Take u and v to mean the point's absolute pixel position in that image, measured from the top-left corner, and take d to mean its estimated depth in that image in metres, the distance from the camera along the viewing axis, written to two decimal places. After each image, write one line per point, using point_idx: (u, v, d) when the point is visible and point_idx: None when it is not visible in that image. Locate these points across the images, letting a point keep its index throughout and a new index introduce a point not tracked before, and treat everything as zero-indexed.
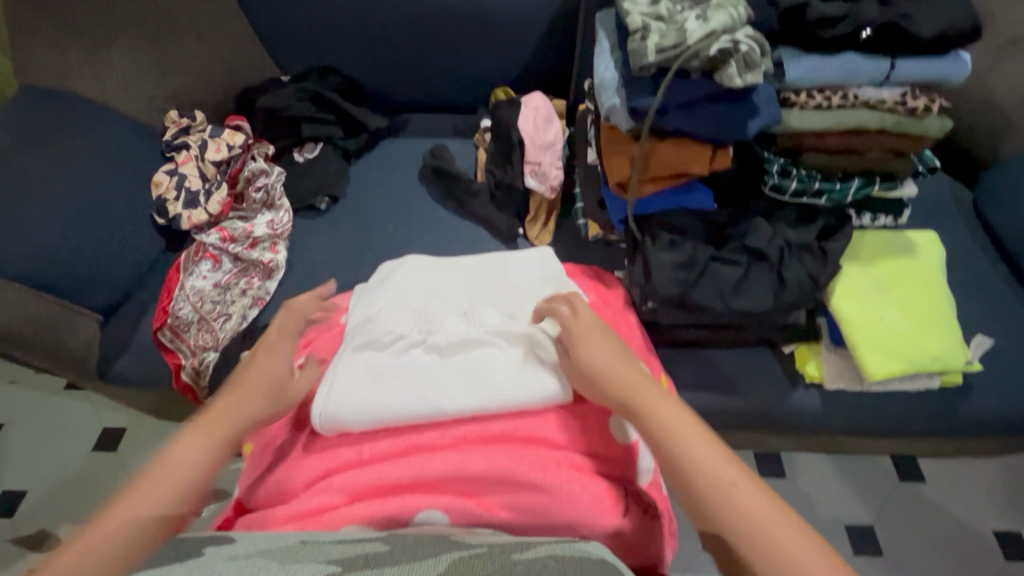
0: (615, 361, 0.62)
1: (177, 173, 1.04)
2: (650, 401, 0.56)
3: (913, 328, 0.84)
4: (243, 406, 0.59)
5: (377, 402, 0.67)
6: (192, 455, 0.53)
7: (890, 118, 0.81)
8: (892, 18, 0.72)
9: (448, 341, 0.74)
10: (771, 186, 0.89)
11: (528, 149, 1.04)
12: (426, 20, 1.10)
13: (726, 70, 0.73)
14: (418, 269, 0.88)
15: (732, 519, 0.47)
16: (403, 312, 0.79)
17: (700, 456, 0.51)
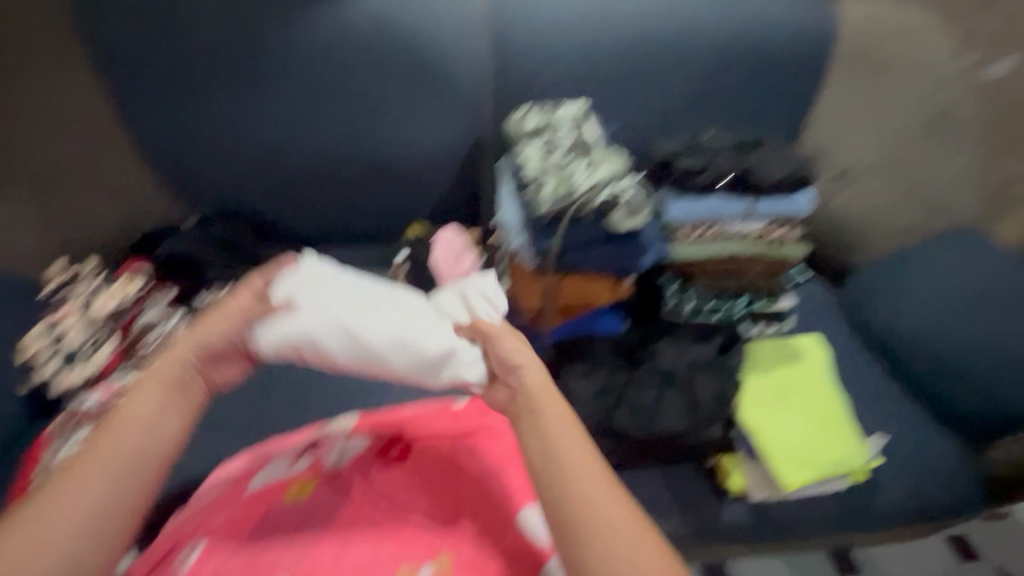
0: (541, 380, 0.61)
1: (56, 330, 0.95)
2: (549, 409, 0.58)
3: (814, 433, 0.89)
4: (136, 420, 0.54)
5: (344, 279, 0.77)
6: (90, 486, 0.49)
7: (758, 246, 0.92)
8: (740, 170, 0.86)
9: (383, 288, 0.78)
10: (669, 309, 0.97)
11: (444, 281, 1.07)
12: (333, 164, 1.14)
13: (612, 216, 0.83)
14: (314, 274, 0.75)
15: (609, 560, 0.47)
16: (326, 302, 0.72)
17: (594, 502, 0.50)
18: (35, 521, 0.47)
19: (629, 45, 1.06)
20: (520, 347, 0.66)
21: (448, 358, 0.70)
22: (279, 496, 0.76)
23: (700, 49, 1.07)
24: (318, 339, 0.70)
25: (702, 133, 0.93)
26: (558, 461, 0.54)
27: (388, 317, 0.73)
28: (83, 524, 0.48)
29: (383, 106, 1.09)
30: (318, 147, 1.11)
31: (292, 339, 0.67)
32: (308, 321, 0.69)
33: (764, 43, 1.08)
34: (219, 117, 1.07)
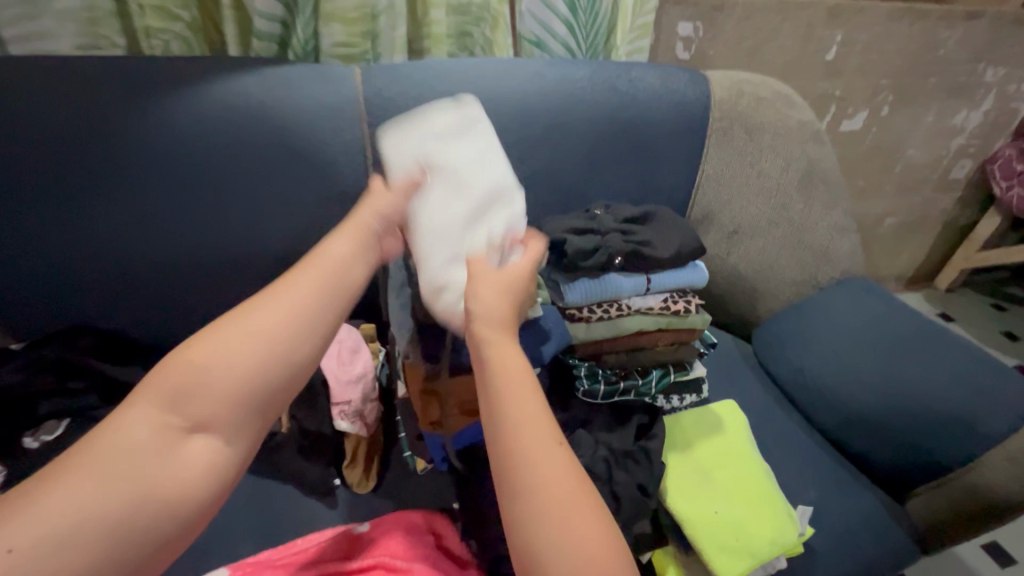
0: (490, 328, 0.63)
1: None
2: (502, 358, 0.60)
3: (745, 512, 0.84)
4: (282, 314, 0.57)
5: (481, 133, 0.84)
6: (232, 364, 0.53)
7: (663, 319, 0.88)
8: (634, 246, 0.83)
9: (475, 191, 0.78)
10: (584, 391, 0.89)
11: (334, 388, 0.94)
12: (198, 267, 1.00)
13: None
14: (440, 127, 0.82)
15: (552, 526, 0.49)
16: (438, 141, 0.81)
17: (542, 466, 0.52)
18: (169, 393, 0.51)
19: (511, 125, 1.05)
20: (492, 296, 0.67)
21: (430, 266, 0.74)
22: None
23: (582, 125, 1.08)
24: (398, 159, 0.80)
25: (591, 210, 0.92)
26: (532, 446, 0.53)
27: (455, 210, 0.77)
28: (221, 405, 0.52)
29: (252, 198, 0.98)
30: (178, 250, 0.98)
31: (390, 151, 0.81)
32: (411, 148, 0.80)
33: (642, 118, 1.11)
34: (46, 226, 0.91)
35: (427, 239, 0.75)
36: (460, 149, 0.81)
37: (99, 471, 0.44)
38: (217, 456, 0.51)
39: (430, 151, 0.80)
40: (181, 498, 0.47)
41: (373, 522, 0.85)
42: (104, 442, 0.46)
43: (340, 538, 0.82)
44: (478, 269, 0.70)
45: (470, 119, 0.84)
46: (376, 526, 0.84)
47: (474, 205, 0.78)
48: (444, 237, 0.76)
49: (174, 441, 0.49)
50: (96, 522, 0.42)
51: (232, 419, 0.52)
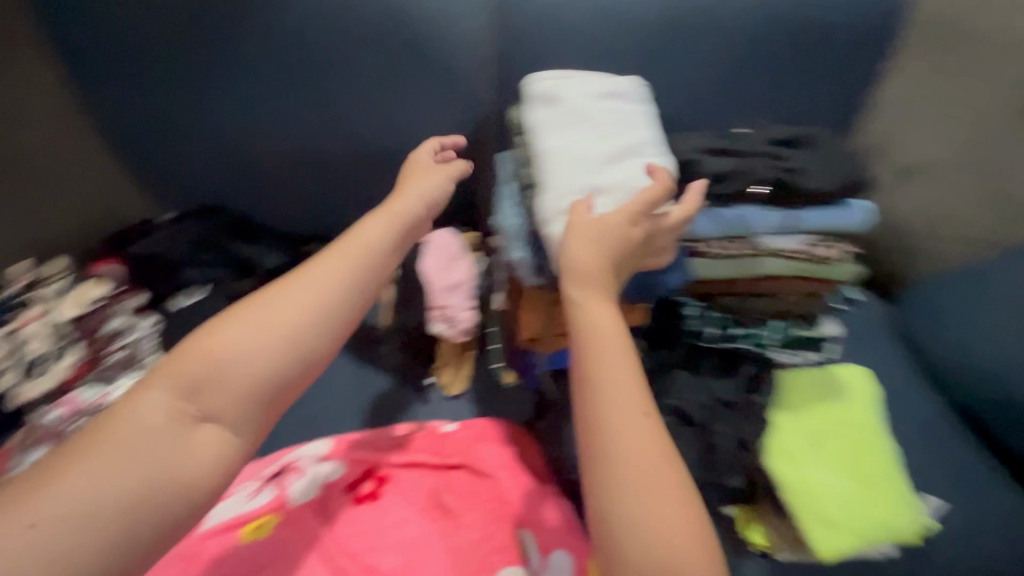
0: (586, 282, 0.57)
1: (19, 338, 0.89)
2: (592, 315, 0.55)
3: (856, 491, 0.75)
4: (302, 299, 0.55)
5: (639, 102, 0.80)
6: (254, 350, 0.51)
7: (801, 265, 0.76)
8: (781, 173, 0.71)
9: (620, 137, 0.73)
10: (689, 332, 0.82)
11: (434, 292, 0.95)
12: (315, 158, 1.01)
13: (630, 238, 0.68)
14: (598, 84, 0.79)
15: (625, 496, 0.47)
16: (594, 92, 0.78)
17: (625, 431, 0.49)
18: (187, 371, 0.49)
19: (650, 25, 0.91)
20: (587, 250, 0.59)
21: (551, 189, 0.69)
22: (233, 536, 0.68)
23: (734, 30, 0.91)
24: (552, 96, 0.79)
25: (732, 130, 0.78)
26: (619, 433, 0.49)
27: (594, 146, 0.72)
28: (242, 390, 0.50)
29: (370, 91, 0.95)
30: (299, 140, 0.99)
31: (547, 90, 0.79)
32: (567, 92, 0.78)
33: (813, 22, 0.91)
34: (185, 109, 0.95)
35: (556, 165, 0.71)
36: (607, 108, 0.77)
37: (111, 455, 0.44)
38: (227, 447, 0.49)
39: (584, 98, 0.77)
40: (187, 487, 0.46)
41: (460, 425, 0.86)
42: (117, 427, 0.46)
43: (429, 433, 0.84)
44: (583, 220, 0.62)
45: (632, 86, 0.81)
46: (462, 426, 0.86)
47: (612, 151, 0.71)
48: (574, 166, 0.70)
49: (188, 426, 0.48)
50: (111, 506, 0.42)
51: (253, 405, 0.51)
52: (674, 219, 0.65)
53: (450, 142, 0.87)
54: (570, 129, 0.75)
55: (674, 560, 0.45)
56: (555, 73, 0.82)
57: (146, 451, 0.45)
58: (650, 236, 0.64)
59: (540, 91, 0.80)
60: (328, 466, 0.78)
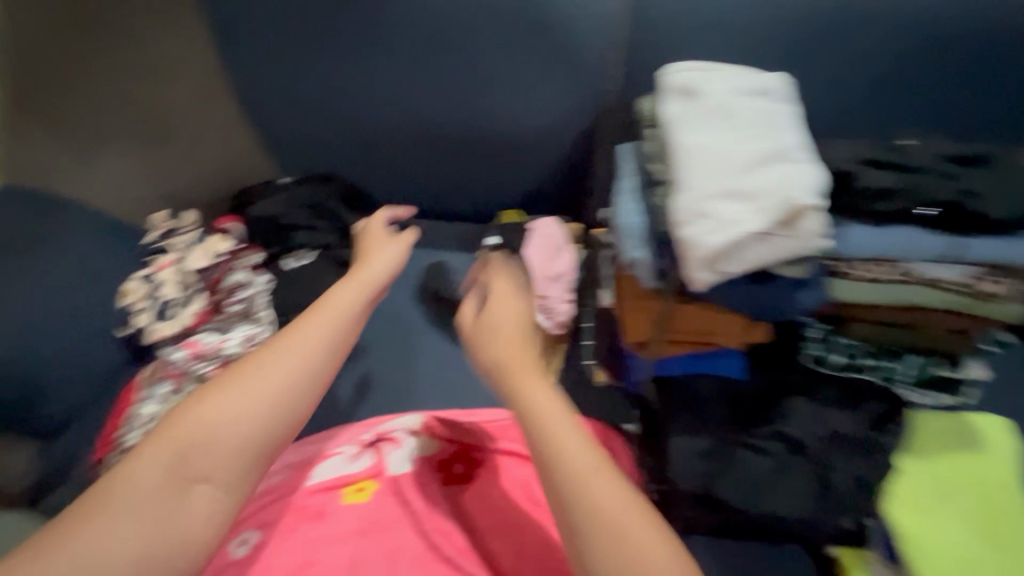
0: (526, 369, 0.60)
1: (154, 280, 0.97)
2: (532, 394, 0.57)
3: (991, 555, 0.67)
4: (277, 359, 0.62)
5: (784, 102, 0.74)
6: (237, 414, 0.57)
7: (953, 299, 0.69)
8: (956, 196, 0.63)
9: (764, 138, 0.68)
10: (808, 357, 0.77)
11: (535, 280, 0.94)
12: (429, 136, 1.02)
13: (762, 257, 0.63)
14: (741, 81, 0.75)
15: (598, 554, 0.48)
16: (736, 90, 0.74)
17: (592, 490, 0.50)
18: (172, 441, 0.55)
19: (799, 23, 0.84)
20: (502, 349, 0.64)
21: (686, 188, 0.66)
22: (336, 495, 0.72)
23: (897, 35, 0.83)
24: (691, 90, 0.75)
25: (893, 141, 0.71)
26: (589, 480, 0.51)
27: (736, 146, 0.67)
28: (226, 447, 0.56)
29: (491, 74, 0.95)
30: (417, 117, 1.00)
31: (685, 83, 0.75)
32: (707, 87, 0.74)
33: (991, 29, 0.81)
34: (317, 77, 0.98)
35: (693, 163, 0.67)
36: (752, 107, 0.72)
37: (117, 518, 0.51)
38: (219, 504, 0.55)
39: (725, 95, 0.73)
40: (179, 541, 0.52)
41: None
42: (115, 491, 0.53)
43: None
44: (485, 311, 0.69)
45: (779, 84, 0.75)
46: None
47: (758, 151, 0.66)
48: (714, 166, 0.66)
49: (180, 492, 0.54)
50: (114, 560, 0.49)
51: (242, 464, 0.57)
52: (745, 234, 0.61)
53: (403, 212, 0.97)
54: (709, 127, 0.71)
55: None
56: (693, 65, 0.78)
57: (140, 513, 0.52)
58: (475, 326, 0.68)
59: (677, 84, 0.76)
60: (420, 441, 0.79)
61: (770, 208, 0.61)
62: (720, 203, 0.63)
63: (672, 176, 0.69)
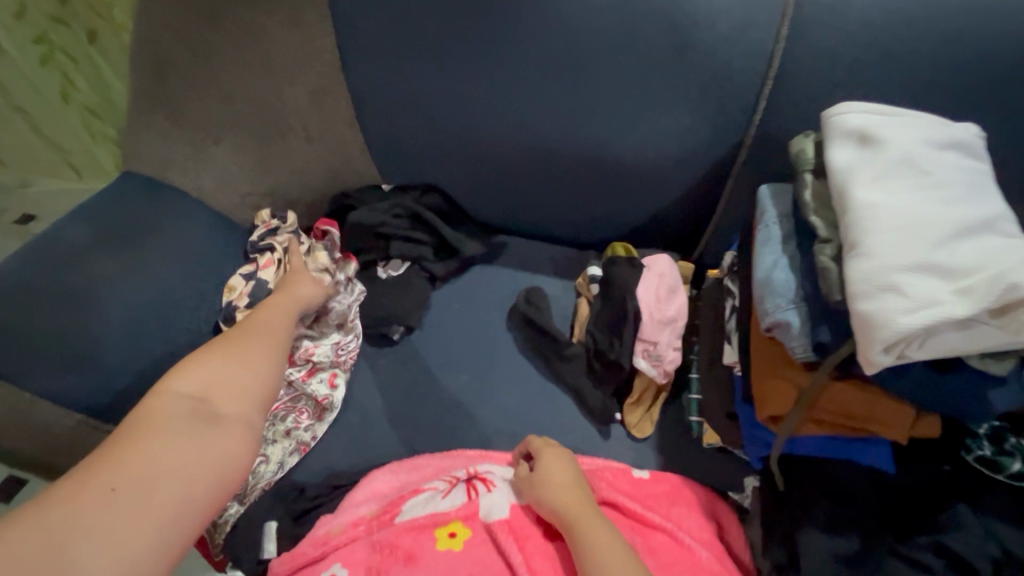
0: (564, 490, 0.69)
1: (256, 279, 0.95)
2: (570, 502, 0.68)
3: None
4: (270, 334, 0.74)
5: (980, 160, 0.64)
6: (254, 367, 0.69)
7: None
8: None
9: (965, 202, 0.58)
10: (978, 457, 0.64)
11: (646, 323, 0.86)
12: (545, 154, 0.97)
13: (955, 346, 0.53)
14: (930, 129, 0.65)
15: None
16: (926, 139, 0.64)
17: None
18: (169, 390, 0.62)
19: (994, 63, 0.74)
20: (562, 490, 0.70)
21: (868, 252, 0.56)
22: (428, 537, 0.69)
23: None
24: (870, 133, 0.65)
25: None
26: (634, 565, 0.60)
27: (931, 209, 0.58)
28: (254, 391, 0.67)
29: (620, 96, 0.88)
30: (535, 133, 0.95)
31: (862, 125, 0.66)
32: (889, 132, 0.64)
33: None
34: (436, 87, 0.95)
35: (877, 222, 0.58)
36: (946, 162, 0.62)
37: (147, 444, 0.56)
38: (242, 437, 0.62)
39: (912, 144, 0.63)
40: (215, 481, 0.57)
41: (655, 474, 0.79)
42: (146, 420, 0.58)
43: (622, 476, 0.78)
44: (543, 462, 0.74)
45: (973, 137, 0.65)
46: (655, 476, 0.78)
47: (961, 219, 0.56)
48: (904, 229, 0.57)
49: (199, 425, 0.60)
50: (169, 485, 0.54)
51: (252, 407, 0.65)
52: (948, 317, 0.51)
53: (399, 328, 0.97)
54: (894, 180, 0.61)
55: None
56: (870, 106, 0.68)
57: (187, 449, 0.57)
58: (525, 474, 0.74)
59: (853, 125, 0.66)
60: (516, 485, 0.74)
61: (983, 291, 0.51)
62: (914, 277, 0.54)
63: (846, 235, 0.60)
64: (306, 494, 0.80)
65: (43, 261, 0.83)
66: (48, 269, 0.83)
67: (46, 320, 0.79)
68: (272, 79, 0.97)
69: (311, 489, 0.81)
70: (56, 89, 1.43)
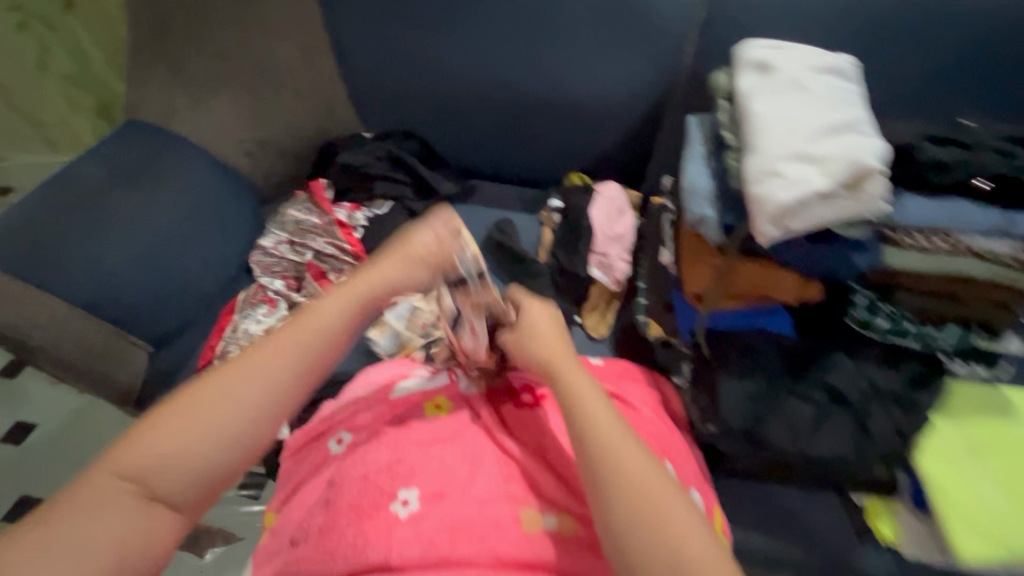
0: (549, 342, 0.71)
1: (263, 249, 1.09)
2: (552, 356, 0.69)
3: (1014, 508, 0.73)
4: (253, 382, 0.60)
5: (853, 81, 0.80)
6: (216, 424, 0.57)
7: (1001, 272, 0.74)
8: (1013, 172, 0.69)
9: (836, 110, 0.74)
10: (857, 321, 0.81)
11: (598, 238, 1.04)
12: (509, 99, 1.10)
13: (825, 213, 0.68)
14: (813, 59, 0.81)
15: (619, 496, 0.53)
16: (810, 66, 0.80)
17: (607, 439, 0.58)
18: (122, 454, 0.54)
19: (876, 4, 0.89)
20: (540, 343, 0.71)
21: (761, 152, 0.72)
22: (418, 407, 0.81)
23: (963, 26, 0.88)
24: (768, 62, 0.80)
25: (958, 119, 0.76)
26: (610, 497, 0.54)
27: (809, 116, 0.74)
28: (204, 463, 0.56)
29: (573, 45, 1.02)
30: (500, 80, 1.08)
31: (761, 57, 0.82)
32: (782, 61, 0.80)
33: None
34: (412, 39, 1.07)
35: (767, 129, 0.74)
36: (825, 83, 0.78)
37: (70, 518, 0.50)
38: (172, 523, 0.55)
39: (800, 69, 0.79)
40: (211, 466, 0.56)
41: (607, 361, 0.93)
42: (84, 489, 0.52)
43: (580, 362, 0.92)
44: (525, 321, 0.75)
45: (848, 65, 0.81)
46: (607, 363, 0.93)
47: (830, 121, 0.72)
48: (787, 132, 0.72)
49: (123, 505, 0.52)
50: (164, 478, 0.54)
51: (192, 477, 0.55)
52: (815, 190, 0.67)
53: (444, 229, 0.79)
54: (783, 97, 0.77)
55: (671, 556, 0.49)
56: (770, 44, 0.84)
57: (188, 436, 0.56)
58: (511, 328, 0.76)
59: (755, 58, 0.82)
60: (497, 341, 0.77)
61: (840, 170, 0.67)
62: (792, 164, 0.69)
63: (745, 140, 0.75)
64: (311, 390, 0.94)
65: (63, 196, 0.94)
66: (66, 203, 0.93)
67: (69, 244, 0.90)
68: (262, 35, 1.07)
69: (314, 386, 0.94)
70: (33, 56, 1.47)
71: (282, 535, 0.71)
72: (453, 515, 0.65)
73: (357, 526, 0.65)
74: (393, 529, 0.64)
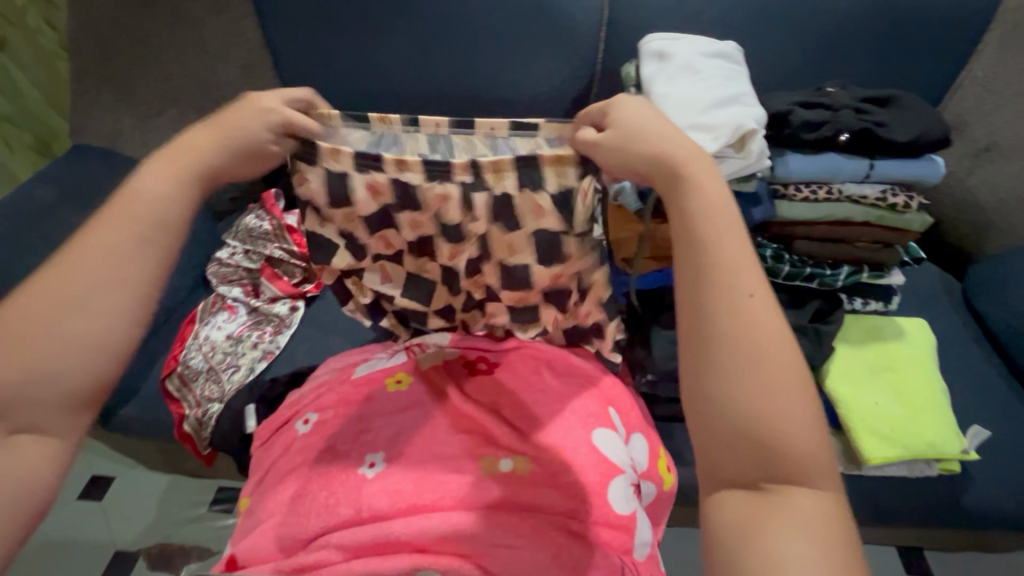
0: (665, 147, 0.51)
1: (222, 257, 1.12)
2: (686, 171, 0.49)
3: (907, 415, 0.85)
4: (98, 273, 0.45)
5: (736, 64, 0.93)
6: (68, 324, 0.44)
7: (872, 212, 0.88)
8: (869, 126, 0.82)
9: (722, 87, 0.86)
10: (765, 269, 0.90)
11: None
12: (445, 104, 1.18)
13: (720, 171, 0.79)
14: (701, 45, 0.93)
15: (737, 368, 0.41)
16: (699, 51, 0.91)
17: (740, 304, 0.43)
18: None
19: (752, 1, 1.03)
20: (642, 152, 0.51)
21: None
22: (379, 383, 0.85)
23: (826, 14, 1.03)
24: (663, 51, 0.92)
25: (822, 87, 0.90)
26: (761, 379, 0.41)
27: (700, 93, 0.85)
28: (55, 376, 0.43)
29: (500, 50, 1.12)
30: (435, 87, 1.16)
31: (658, 46, 0.93)
32: (675, 48, 0.92)
33: (893, 14, 1.03)
34: None
35: (666, 106, 0.84)
36: (712, 65, 0.90)
37: None
38: (54, 450, 0.45)
39: (690, 54, 0.91)
40: (73, 380, 0.44)
41: None
42: None
43: None
44: (628, 120, 0.53)
45: (731, 49, 0.93)
46: None
47: (716, 96, 0.84)
48: (682, 107, 0.83)
49: None
50: (28, 408, 0.43)
51: (53, 394, 0.43)
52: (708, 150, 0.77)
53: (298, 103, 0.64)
54: (678, 79, 0.88)
55: (773, 440, 0.40)
56: (666, 35, 0.95)
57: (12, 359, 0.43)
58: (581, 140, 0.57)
59: (653, 48, 0.93)
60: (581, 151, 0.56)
61: (727, 134, 0.78)
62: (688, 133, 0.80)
63: None
64: (275, 385, 0.96)
65: (17, 220, 0.96)
66: (20, 226, 0.95)
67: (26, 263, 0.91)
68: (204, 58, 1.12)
69: (280, 381, 0.97)
70: None
71: (254, 513, 0.75)
72: (419, 468, 0.71)
73: (328, 488, 0.70)
74: (362, 486, 0.69)
